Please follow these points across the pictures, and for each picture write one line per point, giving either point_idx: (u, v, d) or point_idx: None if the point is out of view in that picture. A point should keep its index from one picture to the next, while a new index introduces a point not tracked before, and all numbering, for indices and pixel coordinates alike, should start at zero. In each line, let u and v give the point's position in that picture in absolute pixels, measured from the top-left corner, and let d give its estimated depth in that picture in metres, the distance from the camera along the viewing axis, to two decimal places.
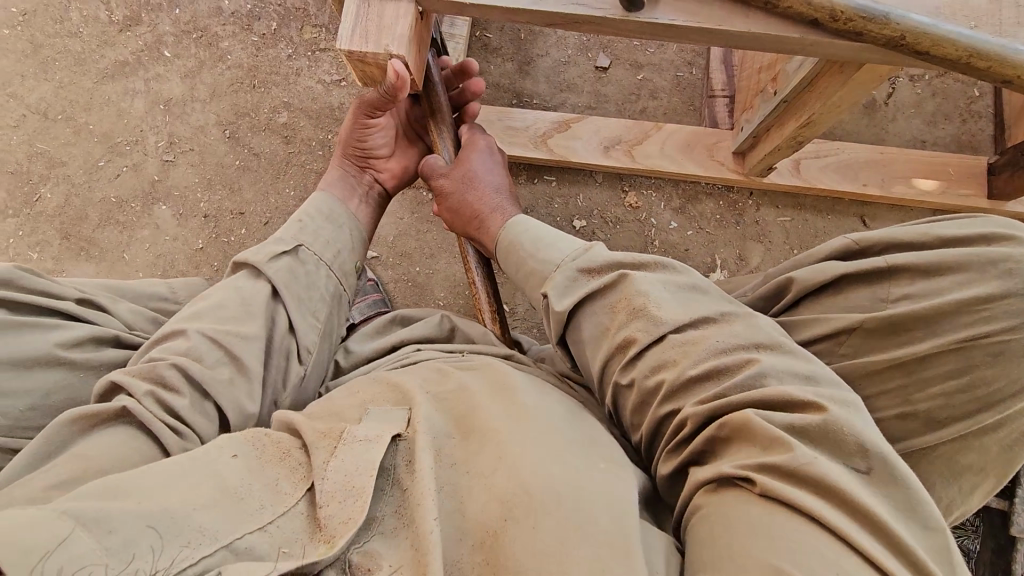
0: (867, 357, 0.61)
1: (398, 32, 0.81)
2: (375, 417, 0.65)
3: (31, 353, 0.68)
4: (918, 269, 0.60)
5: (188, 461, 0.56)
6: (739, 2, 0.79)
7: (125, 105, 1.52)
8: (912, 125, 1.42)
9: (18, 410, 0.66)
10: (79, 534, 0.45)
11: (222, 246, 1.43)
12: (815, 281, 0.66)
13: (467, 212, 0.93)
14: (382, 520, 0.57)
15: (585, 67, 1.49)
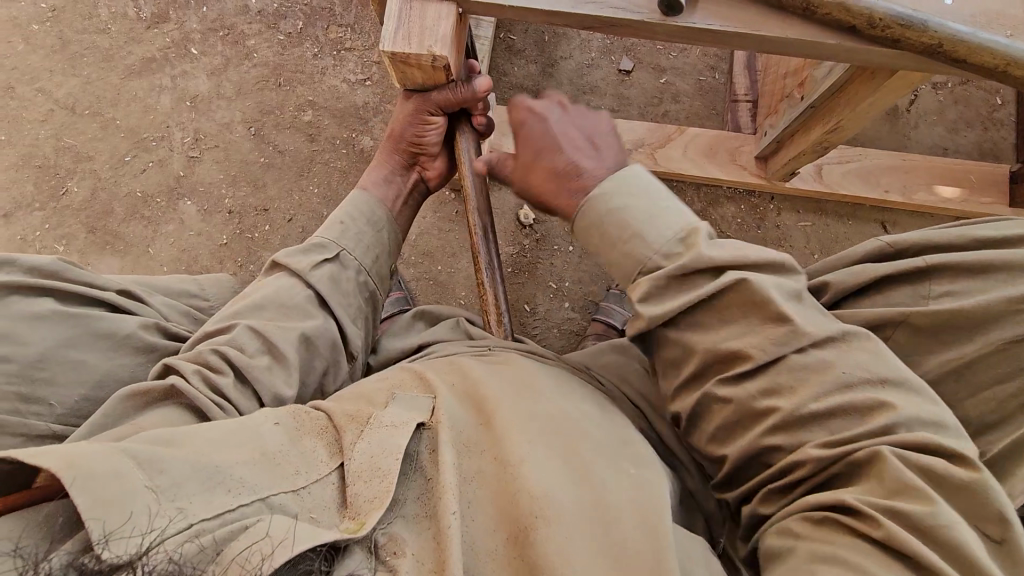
0: (915, 353, 0.62)
1: (441, 34, 0.83)
2: (400, 402, 0.65)
3: (81, 344, 0.69)
4: (962, 267, 0.62)
5: (238, 422, 0.58)
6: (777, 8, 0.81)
7: (152, 101, 1.54)
8: (934, 132, 1.43)
9: (72, 400, 0.67)
10: (133, 468, 0.47)
11: (246, 242, 1.44)
12: (853, 283, 0.68)
13: (536, 178, 0.78)
14: (404, 504, 0.56)
15: (608, 70, 1.50)
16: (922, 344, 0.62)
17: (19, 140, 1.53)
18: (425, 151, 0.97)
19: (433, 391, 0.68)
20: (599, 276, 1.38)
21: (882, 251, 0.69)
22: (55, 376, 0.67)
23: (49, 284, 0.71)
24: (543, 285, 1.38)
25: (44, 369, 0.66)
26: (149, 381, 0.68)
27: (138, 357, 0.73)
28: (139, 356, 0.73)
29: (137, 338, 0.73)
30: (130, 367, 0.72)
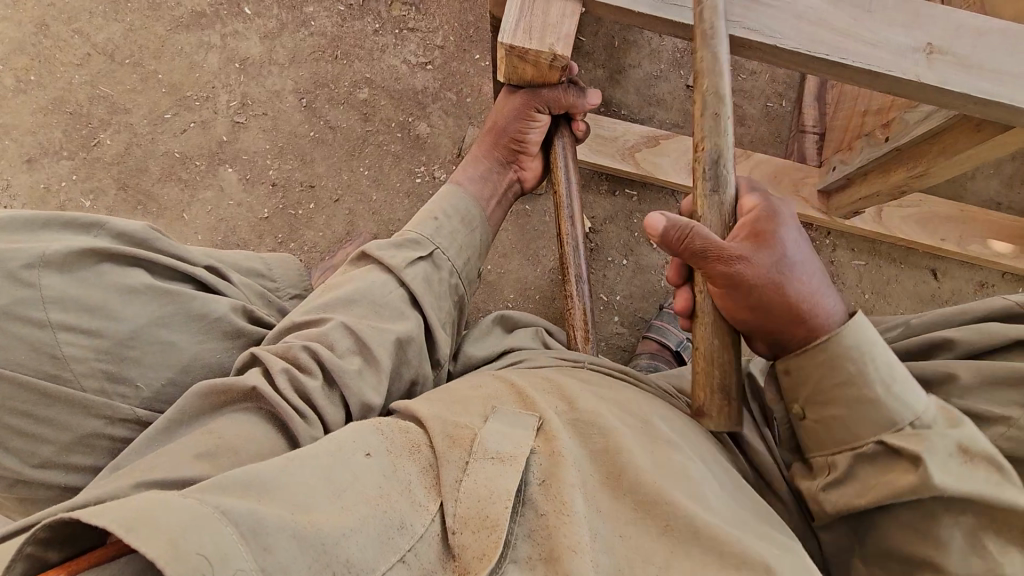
0: None
1: (564, 32, 0.79)
2: (502, 421, 0.61)
3: (173, 324, 0.68)
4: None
5: (329, 457, 0.52)
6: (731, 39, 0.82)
7: (198, 59, 1.46)
8: (991, 186, 1.42)
9: (158, 383, 0.66)
10: (238, 542, 0.42)
11: (289, 218, 1.38)
12: (983, 342, 0.69)
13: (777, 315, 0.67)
14: (515, 545, 0.52)
15: (676, 84, 1.48)
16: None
17: (51, 83, 1.43)
18: (525, 151, 0.94)
19: (536, 410, 0.63)
20: (651, 294, 1.37)
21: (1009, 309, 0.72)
22: (143, 357, 0.65)
23: (144, 255, 0.69)
24: (594, 297, 1.36)
25: (134, 348, 0.64)
26: (230, 377, 0.63)
27: (227, 342, 0.72)
28: (226, 344, 0.72)
29: (227, 322, 0.72)
30: (217, 352, 0.71)
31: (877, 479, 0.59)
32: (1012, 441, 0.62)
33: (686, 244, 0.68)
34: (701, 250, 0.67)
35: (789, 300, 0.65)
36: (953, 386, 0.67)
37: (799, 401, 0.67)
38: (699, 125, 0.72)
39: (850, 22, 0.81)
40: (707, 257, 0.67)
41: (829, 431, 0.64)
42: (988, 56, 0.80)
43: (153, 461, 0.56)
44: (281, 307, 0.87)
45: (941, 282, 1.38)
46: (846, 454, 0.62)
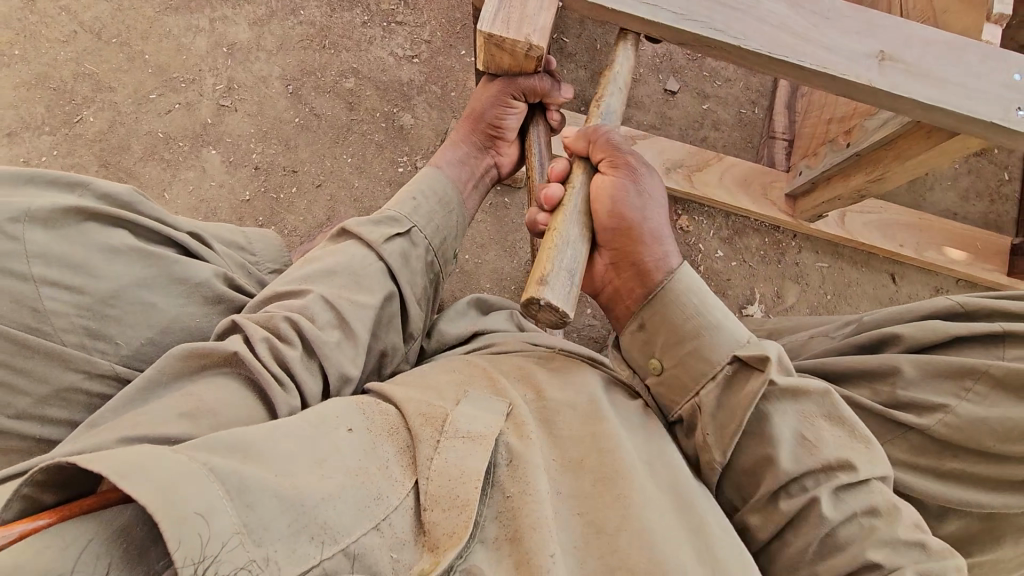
0: (1001, 407, 0.64)
1: (540, 24, 0.83)
2: (473, 404, 0.63)
3: (154, 286, 0.70)
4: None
5: (309, 430, 0.54)
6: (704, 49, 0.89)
7: (186, 41, 1.47)
8: (948, 197, 1.49)
9: (137, 342, 0.67)
10: (223, 497, 0.44)
11: (270, 201, 1.40)
12: (926, 338, 0.72)
13: (621, 237, 0.75)
14: (483, 526, 0.55)
15: (654, 87, 1.52)
16: (1002, 402, 0.65)
17: (34, 57, 1.43)
18: (502, 136, 0.98)
19: (506, 397, 0.66)
20: None
21: (953, 311, 0.75)
22: (123, 316, 0.67)
23: (128, 216, 0.70)
24: None
25: (115, 307, 0.66)
26: (212, 342, 0.65)
27: (205, 307, 0.74)
28: (205, 308, 0.74)
29: (208, 287, 0.74)
30: (196, 318, 0.73)
31: (742, 395, 0.65)
32: (950, 427, 0.66)
33: (593, 144, 0.81)
34: (607, 148, 0.79)
35: (654, 220, 0.75)
36: (896, 378, 0.71)
37: (659, 354, 0.72)
38: (608, 91, 0.90)
39: (810, 29, 0.86)
40: (611, 154, 0.79)
41: (684, 366, 0.69)
42: (935, 66, 0.85)
43: (132, 421, 0.57)
44: (260, 279, 0.89)
45: (900, 286, 1.44)
46: (709, 386, 0.67)
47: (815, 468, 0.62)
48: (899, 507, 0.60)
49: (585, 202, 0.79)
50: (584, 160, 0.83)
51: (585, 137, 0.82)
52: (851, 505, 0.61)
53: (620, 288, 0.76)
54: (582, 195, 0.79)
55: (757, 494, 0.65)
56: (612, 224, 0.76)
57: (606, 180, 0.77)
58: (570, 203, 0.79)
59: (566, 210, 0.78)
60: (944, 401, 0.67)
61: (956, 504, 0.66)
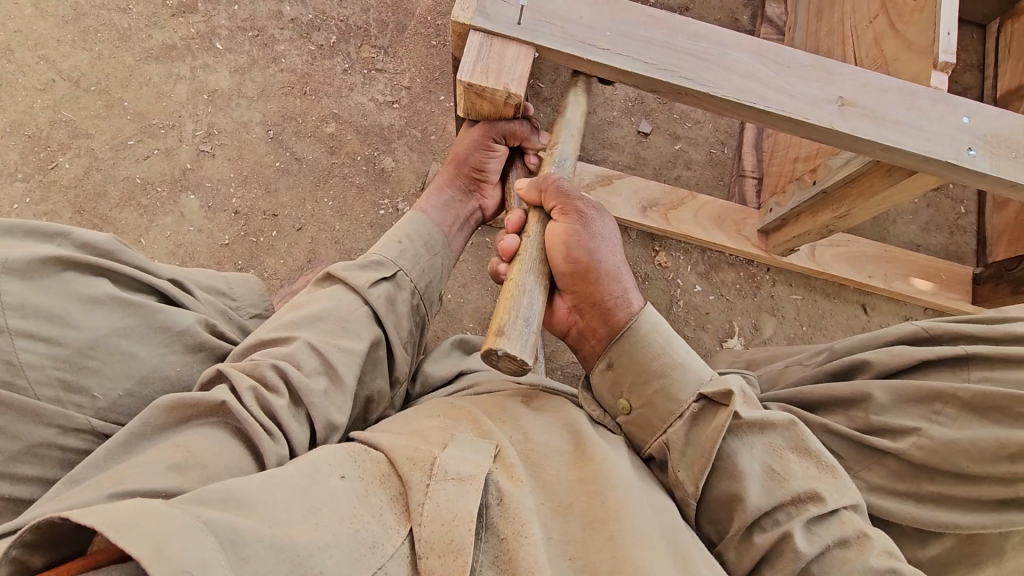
0: (973, 430, 0.65)
1: (518, 74, 0.86)
2: (462, 446, 0.61)
3: (135, 336, 0.68)
4: (996, 360, 0.68)
5: (301, 478, 0.53)
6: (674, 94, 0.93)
7: (166, 89, 1.48)
8: (910, 229, 1.56)
9: (115, 394, 0.66)
10: (216, 551, 0.42)
11: (249, 245, 1.40)
12: (894, 364, 0.73)
13: (578, 281, 0.76)
14: (480, 572, 0.54)
15: (628, 129, 1.57)
16: (971, 423, 0.66)
17: (10, 106, 1.43)
18: (485, 179, 1.00)
19: (492, 437, 0.65)
20: None
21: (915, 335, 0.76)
22: (101, 367, 0.65)
23: (107, 265, 0.69)
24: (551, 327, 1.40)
25: (93, 359, 0.65)
26: (197, 392, 0.63)
27: (187, 356, 0.72)
28: (187, 357, 0.72)
29: (189, 335, 0.73)
30: (178, 367, 0.71)
31: (711, 429, 0.66)
32: (924, 450, 0.66)
33: (544, 191, 0.82)
34: (558, 195, 0.80)
35: (609, 261, 0.77)
36: (869, 404, 0.72)
37: (626, 394, 0.72)
38: (560, 139, 0.93)
39: (773, 75, 0.91)
40: (562, 201, 0.80)
41: (653, 407, 0.70)
42: (892, 111, 0.91)
43: (115, 476, 0.55)
44: (241, 325, 0.87)
45: (871, 316, 1.49)
46: (677, 424, 0.68)
47: (786, 502, 0.63)
48: (871, 536, 0.61)
49: (541, 248, 0.80)
50: (538, 206, 0.85)
51: (536, 184, 0.84)
52: (824, 537, 0.61)
53: (586, 328, 0.78)
54: (538, 242, 0.81)
55: (730, 530, 0.65)
56: (569, 271, 0.77)
57: (557, 227, 0.78)
58: (526, 249, 0.80)
59: (523, 259, 0.79)
60: (916, 424, 0.67)
61: (939, 527, 0.66)
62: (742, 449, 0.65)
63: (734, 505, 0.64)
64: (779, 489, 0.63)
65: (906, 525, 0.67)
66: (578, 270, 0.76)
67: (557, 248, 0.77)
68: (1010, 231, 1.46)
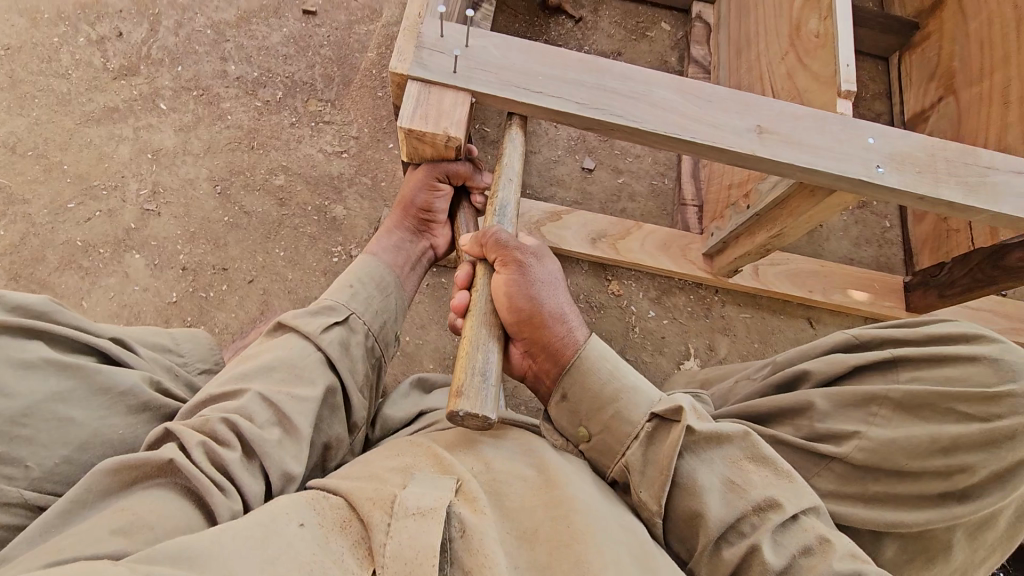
0: (906, 429, 0.64)
1: (457, 118, 0.90)
2: (421, 483, 0.60)
3: (73, 399, 0.66)
4: (922, 360, 0.68)
5: (258, 527, 0.51)
6: (607, 130, 0.98)
7: (108, 150, 1.47)
8: (843, 245, 1.66)
9: (52, 462, 0.63)
10: None
11: (198, 301, 1.37)
12: (831, 370, 0.73)
13: (527, 330, 0.77)
14: None
15: (573, 167, 1.64)
16: (905, 420, 0.65)
17: None
18: (433, 219, 1.02)
19: (453, 472, 0.64)
20: None
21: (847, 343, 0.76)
22: (36, 436, 0.62)
23: (44, 327, 0.67)
24: None
25: (27, 426, 0.62)
26: (143, 453, 0.61)
27: (130, 417, 0.70)
28: (131, 418, 0.69)
29: (133, 395, 0.70)
30: (120, 429, 0.68)
31: (667, 446, 0.66)
32: (866, 452, 0.65)
33: (484, 245, 0.83)
34: (496, 247, 0.81)
35: (554, 303, 0.78)
36: (812, 411, 0.71)
37: (585, 422, 0.73)
38: (500, 186, 0.96)
39: (696, 108, 0.98)
40: (501, 252, 0.81)
41: (611, 430, 0.70)
42: (806, 136, 0.98)
43: (53, 547, 0.52)
44: (189, 381, 0.84)
45: (816, 329, 1.56)
46: (635, 446, 0.69)
47: (748, 512, 0.63)
48: (832, 540, 0.62)
49: (488, 301, 0.81)
50: (482, 260, 0.86)
51: (476, 239, 0.85)
52: (789, 547, 0.62)
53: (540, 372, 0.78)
54: (485, 295, 0.82)
55: (699, 545, 0.65)
56: (518, 321, 0.77)
57: (500, 279, 0.79)
58: (475, 305, 0.81)
59: (472, 314, 0.80)
60: (855, 428, 0.67)
61: (890, 527, 0.65)
62: (699, 466, 0.66)
63: (696, 521, 0.65)
64: (737, 499, 0.64)
65: (861, 526, 0.66)
66: (525, 319, 0.77)
67: (504, 302, 0.78)
68: (931, 240, 1.58)
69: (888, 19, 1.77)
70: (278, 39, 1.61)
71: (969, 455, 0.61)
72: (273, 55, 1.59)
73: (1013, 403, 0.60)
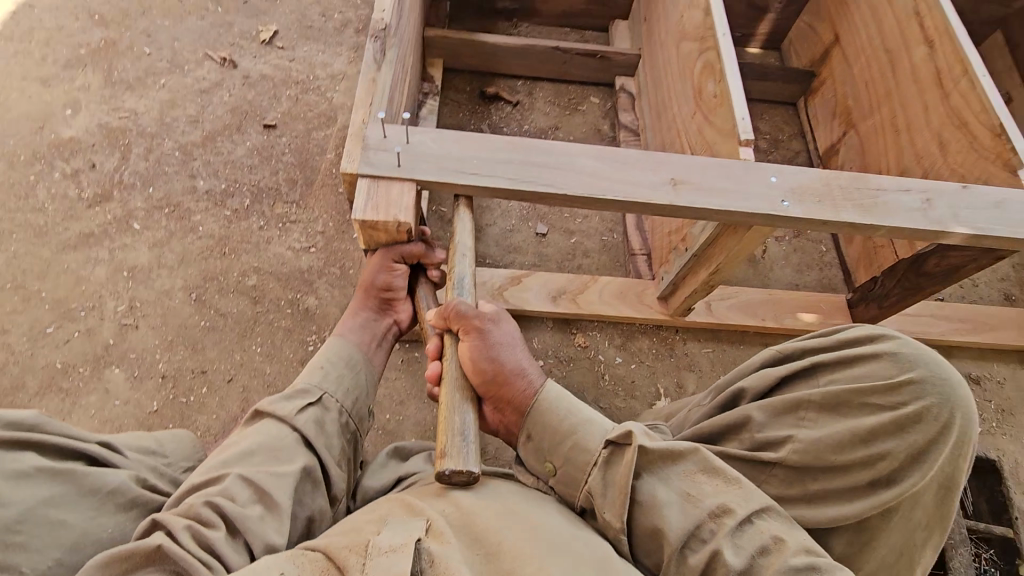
0: (829, 426, 0.71)
1: (405, 205, 1.00)
2: (392, 525, 0.64)
3: (64, 503, 0.70)
4: (835, 363, 0.75)
5: None
6: (541, 198, 1.09)
7: (85, 273, 1.55)
8: (787, 273, 1.78)
9: (43, 566, 0.65)
10: None
11: (179, 406, 1.41)
12: (762, 385, 0.79)
13: (495, 390, 0.83)
14: None
15: (527, 233, 1.76)
16: (828, 419, 0.72)
17: None
18: (394, 297, 1.10)
19: (423, 513, 0.67)
20: None
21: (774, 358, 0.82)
22: (30, 540, 0.65)
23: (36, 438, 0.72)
24: None
25: (22, 531, 0.65)
26: (131, 544, 0.64)
27: (118, 514, 0.73)
28: (119, 515, 0.73)
29: (122, 493, 0.74)
30: (109, 527, 0.72)
31: (624, 467, 0.72)
32: (799, 453, 0.72)
33: (447, 317, 0.87)
34: (459, 317, 0.86)
35: (515, 360, 0.84)
36: (751, 424, 0.76)
37: (549, 457, 0.78)
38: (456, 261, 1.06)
39: (615, 169, 1.10)
40: (463, 322, 0.86)
41: (572, 461, 0.76)
42: (716, 182, 1.11)
43: None
44: (175, 479, 0.88)
45: None
46: (594, 471, 0.74)
47: (704, 520, 0.68)
48: (785, 538, 0.66)
49: (457, 367, 0.86)
50: (447, 330, 0.90)
51: (439, 312, 0.89)
52: (747, 548, 0.66)
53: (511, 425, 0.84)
54: (455, 363, 0.86)
55: (665, 556, 0.69)
56: (486, 383, 0.83)
57: (467, 348, 0.84)
58: (448, 373, 0.85)
59: (446, 382, 0.84)
60: (788, 433, 0.73)
61: (836, 521, 0.70)
62: (657, 484, 0.71)
63: (660, 535, 0.69)
64: (694, 508, 0.69)
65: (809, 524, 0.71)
66: (493, 380, 0.82)
67: (472, 367, 0.83)
68: (864, 258, 1.70)
69: (787, 72, 2.00)
70: (242, 153, 1.75)
71: (885, 443, 0.68)
72: (239, 167, 1.72)
73: (915, 390, 0.68)
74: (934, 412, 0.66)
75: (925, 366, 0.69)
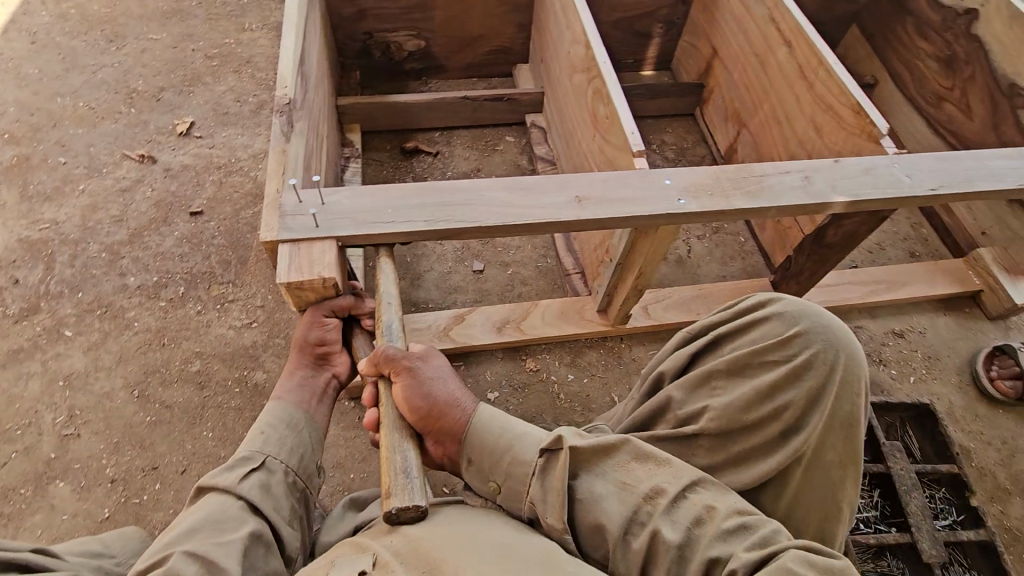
0: (736, 389, 0.78)
1: (327, 262, 1.04)
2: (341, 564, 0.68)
3: None
4: (735, 331, 0.82)
5: None
6: (458, 235, 1.15)
7: (17, 390, 1.50)
8: (714, 267, 1.89)
9: None
10: None
11: (132, 508, 1.36)
12: (676, 365, 0.86)
13: (432, 423, 0.85)
14: None
15: (465, 272, 1.82)
16: (736, 384, 0.79)
17: None
18: (330, 352, 1.12)
19: (371, 549, 0.71)
20: None
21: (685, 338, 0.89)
22: None
23: None
24: None
25: None
26: None
27: None
28: None
29: None
30: None
31: (558, 471, 0.76)
32: (716, 420, 0.78)
33: (377, 363, 0.90)
34: (388, 361, 0.89)
35: (446, 390, 0.87)
36: (673, 404, 0.83)
37: (492, 476, 0.81)
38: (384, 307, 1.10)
39: (522, 197, 1.18)
40: (392, 364, 0.89)
41: (513, 474, 0.79)
42: (616, 193, 1.20)
43: None
44: None
45: None
46: (534, 481, 0.77)
47: (639, 504, 0.73)
48: (715, 505, 0.71)
49: (394, 408, 0.88)
50: (379, 375, 0.92)
51: (369, 360, 0.92)
52: (682, 521, 0.70)
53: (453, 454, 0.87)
54: (391, 405, 0.88)
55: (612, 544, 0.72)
56: (422, 419, 0.85)
57: (400, 388, 0.87)
58: (384, 415, 0.88)
59: (385, 425, 0.86)
60: (703, 404, 0.80)
61: (764, 476, 0.75)
62: (593, 481, 0.75)
63: (603, 526, 0.73)
64: (630, 495, 0.73)
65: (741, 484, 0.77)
66: (428, 414, 0.85)
67: (406, 404, 0.86)
68: (778, 241, 1.82)
69: (678, 87, 2.18)
70: (171, 242, 1.76)
71: (786, 394, 0.74)
72: (169, 257, 1.73)
73: (802, 341, 0.75)
74: (820, 357, 0.73)
75: (808, 318, 0.76)
